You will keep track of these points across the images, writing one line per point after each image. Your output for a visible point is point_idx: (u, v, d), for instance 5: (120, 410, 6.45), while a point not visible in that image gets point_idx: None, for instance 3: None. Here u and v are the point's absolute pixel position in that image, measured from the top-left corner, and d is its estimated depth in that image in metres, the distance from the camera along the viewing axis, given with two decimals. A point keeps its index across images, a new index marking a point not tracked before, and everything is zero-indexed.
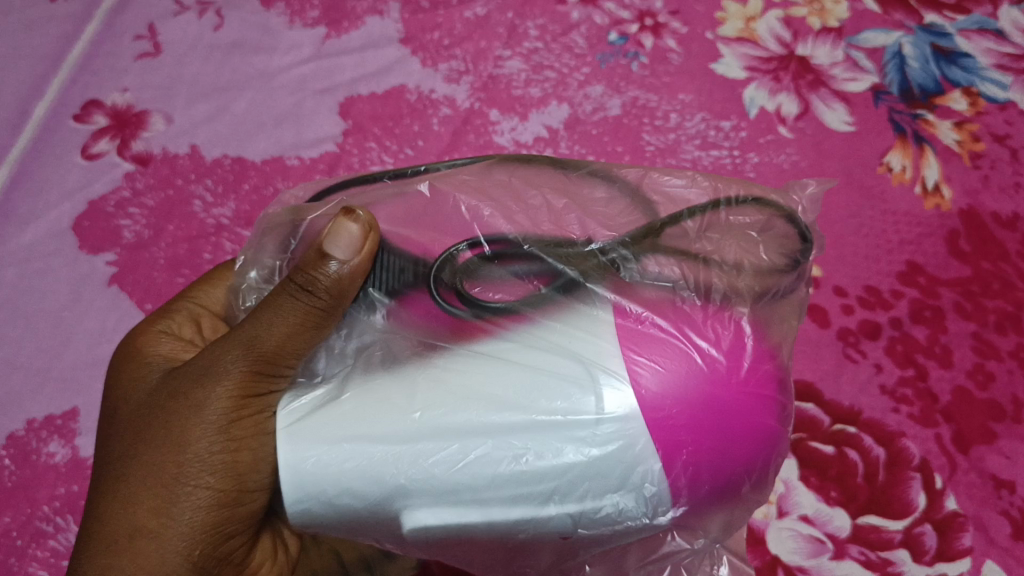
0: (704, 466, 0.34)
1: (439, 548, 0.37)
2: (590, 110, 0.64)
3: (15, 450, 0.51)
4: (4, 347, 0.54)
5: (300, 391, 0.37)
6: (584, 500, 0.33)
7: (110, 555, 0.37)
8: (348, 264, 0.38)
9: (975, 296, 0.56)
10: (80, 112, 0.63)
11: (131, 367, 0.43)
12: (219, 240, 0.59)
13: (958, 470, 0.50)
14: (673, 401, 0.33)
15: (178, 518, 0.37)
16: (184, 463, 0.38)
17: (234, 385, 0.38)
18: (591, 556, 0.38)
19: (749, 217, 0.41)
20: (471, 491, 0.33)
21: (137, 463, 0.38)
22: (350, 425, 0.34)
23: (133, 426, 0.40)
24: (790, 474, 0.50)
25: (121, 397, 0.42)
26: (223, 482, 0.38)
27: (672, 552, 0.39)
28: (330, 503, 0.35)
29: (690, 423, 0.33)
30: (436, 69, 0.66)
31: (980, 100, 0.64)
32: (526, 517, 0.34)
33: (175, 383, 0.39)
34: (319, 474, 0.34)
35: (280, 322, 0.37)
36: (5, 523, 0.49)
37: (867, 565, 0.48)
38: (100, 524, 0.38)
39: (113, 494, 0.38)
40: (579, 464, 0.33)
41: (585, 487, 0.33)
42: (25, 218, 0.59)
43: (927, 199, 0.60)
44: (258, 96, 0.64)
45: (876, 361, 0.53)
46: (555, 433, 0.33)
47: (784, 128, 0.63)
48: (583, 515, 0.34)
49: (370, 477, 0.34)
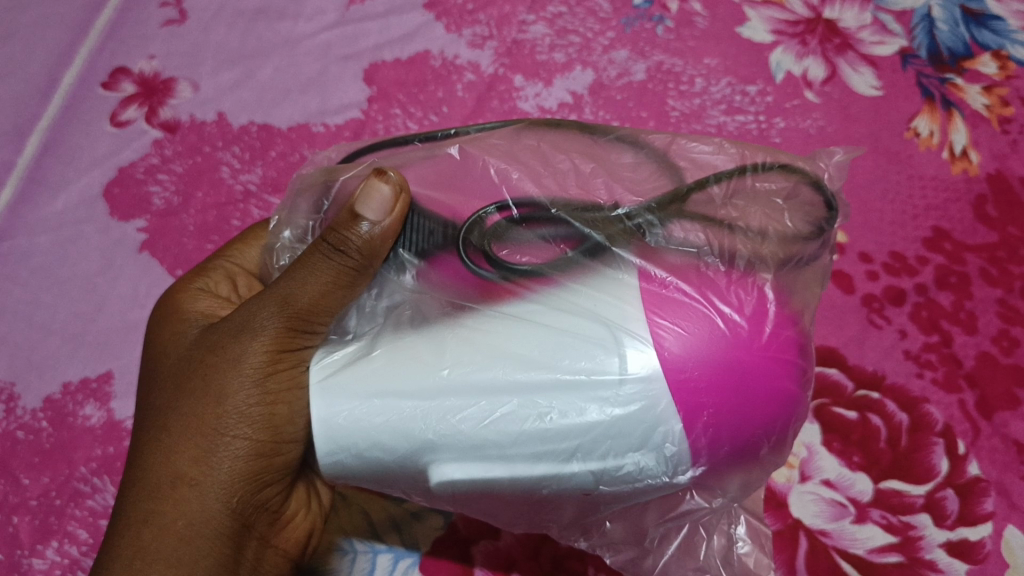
0: (725, 427, 0.34)
1: (466, 500, 0.38)
2: (615, 75, 0.64)
3: (52, 412, 0.52)
4: (41, 312, 0.56)
5: (333, 349, 0.38)
6: (604, 459, 0.34)
7: (153, 500, 0.39)
8: (380, 225, 0.38)
9: (1001, 262, 0.56)
10: (109, 79, 0.64)
11: (172, 320, 0.44)
12: (248, 207, 0.59)
13: (981, 435, 0.51)
14: (696, 363, 0.33)
15: (217, 467, 0.39)
16: (221, 415, 0.39)
17: (269, 341, 0.38)
18: (611, 512, 0.39)
19: (775, 184, 0.41)
20: (496, 447, 0.34)
21: (176, 414, 0.39)
22: (381, 380, 0.35)
23: (173, 377, 0.41)
24: (812, 439, 0.50)
25: (162, 350, 0.43)
26: (256, 436, 0.39)
27: (691, 511, 0.39)
28: (361, 455, 0.36)
29: (712, 385, 0.34)
30: (460, 35, 0.65)
31: (1010, 64, 0.63)
32: (549, 473, 0.34)
33: (213, 338, 0.40)
34: (350, 427, 0.35)
35: (314, 280, 0.38)
36: (44, 483, 0.50)
37: (888, 529, 0.48)
38: (143, 470, 0.39)
39: (155, 442, 0.40)
40: (603, 421, 0.33)
41: (609, 444, 0.34)
42: (57, 185, 0.60)
43: (954, 164, 0.59)
44: (284, 63, 0.65)
45: (900, 327, 0.54)
46: (579, 392, 0.33)
47: (810, 93, 0.62)
48: (603, 473, 0.34)
49: (398, 433, 0.35)
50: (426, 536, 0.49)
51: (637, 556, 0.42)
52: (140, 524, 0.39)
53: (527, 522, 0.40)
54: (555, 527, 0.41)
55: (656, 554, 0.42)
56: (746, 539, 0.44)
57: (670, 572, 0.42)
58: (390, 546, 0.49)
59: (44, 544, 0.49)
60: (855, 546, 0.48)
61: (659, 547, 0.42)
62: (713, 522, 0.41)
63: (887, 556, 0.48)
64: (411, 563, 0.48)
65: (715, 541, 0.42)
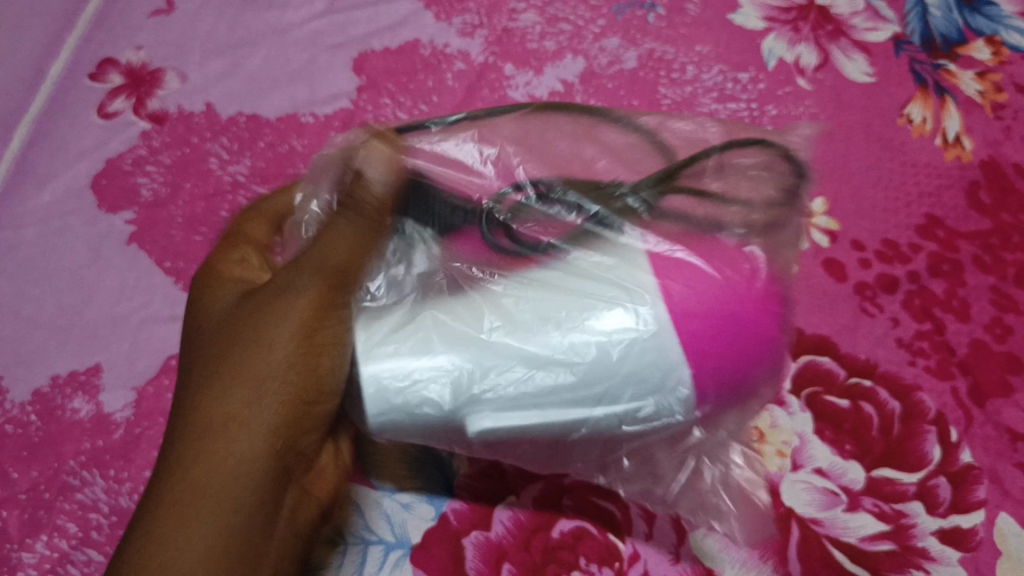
0: (736, 378, 0.35)
1: (499, 453, 0.39)
2: (605, 63, 0.64)
3: (40, 405, 0.52)
4: (28, 306, 0.55)
5: (373, 317, 0.38)
6: (632, 403, 0.35)
7: (194, 448, 0.37)
8: (384, 180, 0.40)
9: (994, 249, 0.55)
10: (96, 71, 0.63)
11: (209, 272, 0.43)
12: (236, 198, 0.59)
13: (974, 423, 0.50)
14: (702, 312, 0.35)
15: (262, 420, 0.37)
16: (269, 367, 0.37)
17: (318, 296, 0.38)
18: (628, 450, 0.41)
19: (751, 159, 0.41)
20: (536, 396, 0.35)
21: (223, 367, 0.38)
22: (419, 343, 0.36)
23: (215, 333, 0.39)
24: (804, 428, 0.50)
25: (199, 312, 0.42)
26: (301, 390, 0.38)
27: (699, 442, 0.41)
28: (402, 414, 0.37)
29: (721, 335, 0.35)
30: (450, 23, 0.65)
31: (1004, 49, 0.63)
32: (585, 414, 0.36)
33: (259, 295, 0.40)
34: (396, 395, 0.36)
35: (344, 239, 0.39)
36: (33, 477, 0.50)
37: (880, 517, 0.48)
38: (183, 420, 0.38)
39: (201, 395, 0.38)
40: (632, 364, 0.35)
41: (634, 389, 0.35)
42: (44, 178, 0.59)
43: (948, 150, 0.59)
44: (272, 52, 0.64)
45: (892, 315, 0.53)
46: (602, 334, 0.35)
47: (802, 80, 0.62)
48: (634, 414, 0.36)
49: (442, 392, 0.36)
50: (416, 528, 0.49)
51: (649, 485, 0.44)
52: (179, 473, 0.37)
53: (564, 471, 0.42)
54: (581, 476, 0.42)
55: (666, 483, 0.44)
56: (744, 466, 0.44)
57: (676, 501, 0.44)
58: (380, 538, 0.48)
59: (33, 538, 0.48)
60: (846, 535, 0.47)
61: (669, 477, 0.43)
62: (716, 452, 0.43)
63: (879, 544, 0.47)
64: (402, 555, 0.48)
65: (716, 470, 0.44)
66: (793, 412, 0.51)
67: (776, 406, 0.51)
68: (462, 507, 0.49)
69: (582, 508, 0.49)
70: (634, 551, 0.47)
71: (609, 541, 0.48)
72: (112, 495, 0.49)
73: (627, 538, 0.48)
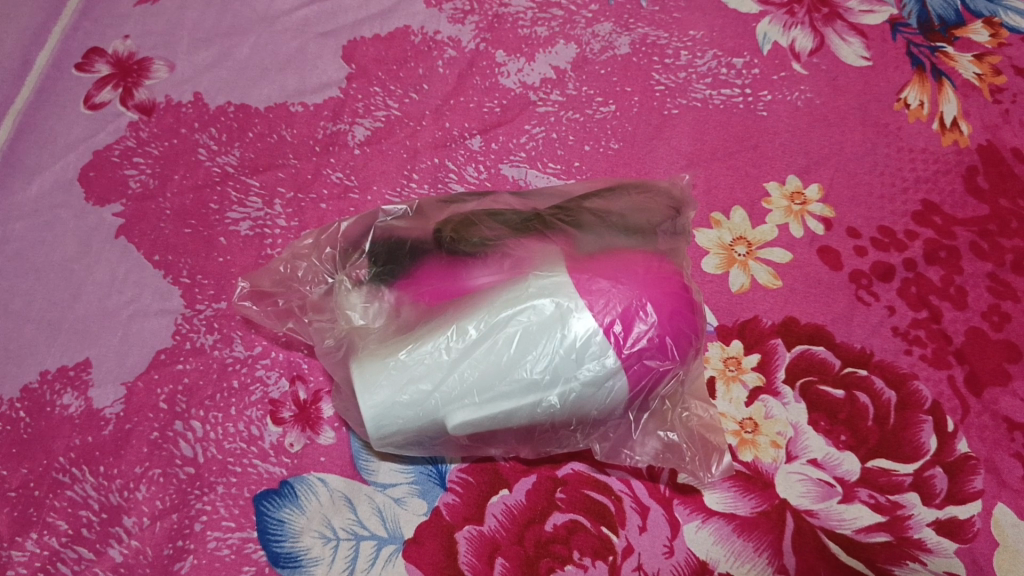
0: (679, 319, 0.45)
1: (495, 378, 0.44)
2: (598, 49, 0.63)
3: (29, 402, 0.51)
4: (16, 301, 0.54)
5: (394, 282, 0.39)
6: (597, 351, 0.44)
7: None
8: None
9: (992, 235, 0.55)
10: (83, 61, 0.63)
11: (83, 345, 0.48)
12: (225, 188, 0.58)
13: (971, 412, 0.50)
14: (640, 278, 0.46)
15: None
16: None
17: None
18: (596, 403, 0.45)
19: None
20: (522, 358, 0.44)
21: None
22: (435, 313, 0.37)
23: None
24: (799, 419, 0.50)
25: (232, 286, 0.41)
26: None
27: (661, 391, 0.47)
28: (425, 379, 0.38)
29: (657, 291, 0.45)
30: (441, 10, 0.64)
31: (1002, 31, 0.63)
32: (560, 369, 0.44)
33: None
34: (412, 353, 0.45)
35: None
36: (23, 475, 0.49)
37: (875, 509, 0.47)
38: None
39: None
40: (592, 326, 0.44)
41: (596, 347, 0.44)
42: (31, 171, 0.58)
43: (945, 135, 0.59)
44: (260, 41, 0.64)
45: (888, 303, 0.53)
46: (567, 303, 0.44)
47: (798, 64, 0.62)
48: (603, 360, 0.44)
49: (453, 348, 0.44)
50: (409, 523, 0.48)
51: (622, 437, 0.48)
52: None
53: (554, 388, 0.44)
54: (571, 400, 0.45)
55: (637, 430, 0.48)
56: (700, 423, 0.49)
57: (646, 449, 0.49)
58: (373, 533, 0.48)
59: (23, 536, 0.47)
60: (842, 527, 0.47)
61: (637, 424, 0.48)
62: (677, 398, 0.48)
63: (874, 536, 0.47)
64: (394, 550, 0.47)
65: (679, 414, 0.49)
66: (786, 402, 0.50)
67: (769, 396, 0.50)
68: (455, 502, 0.49)
69: (575, 501, 0.48)
70: (628, 544, 0.47)
71: (602, 533, 0.47)
72: (102, 492, 0.49)
73: (620, 531, 0.47)
